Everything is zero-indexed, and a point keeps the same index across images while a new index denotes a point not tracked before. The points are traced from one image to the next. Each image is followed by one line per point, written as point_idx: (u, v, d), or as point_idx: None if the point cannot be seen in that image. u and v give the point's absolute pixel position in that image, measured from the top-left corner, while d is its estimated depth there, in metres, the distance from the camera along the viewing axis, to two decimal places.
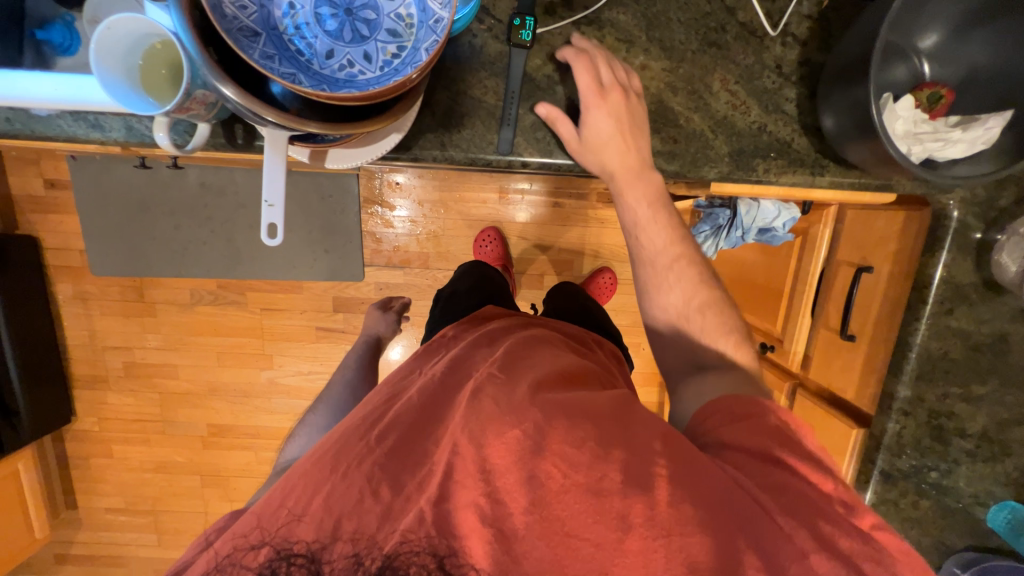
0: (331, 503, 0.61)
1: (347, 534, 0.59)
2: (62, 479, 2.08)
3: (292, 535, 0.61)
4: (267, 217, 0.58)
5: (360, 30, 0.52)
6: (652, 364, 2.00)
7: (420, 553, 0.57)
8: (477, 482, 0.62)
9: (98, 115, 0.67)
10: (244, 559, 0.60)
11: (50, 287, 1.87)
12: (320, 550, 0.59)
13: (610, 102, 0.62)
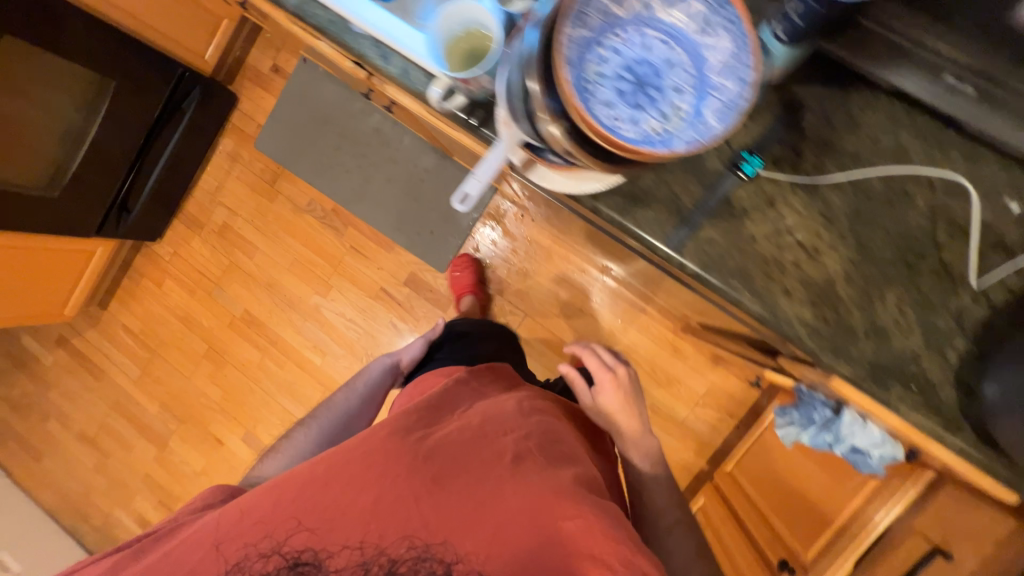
0: (365, 509, 0.74)
1: (356, 540, 0.73)
2: (114, 280, 2.28)
3: (304, 543, 0.73)
4: (466, 186, 0.67)
5: (642, 99, 0.55)
6: None
7: (421, 559, 0.72)
8: (455, 523, 0.74)
9: (389, 50, 0.79)
10: (250, 562, 0.72)
11: (218, 137, 2.17)
12: (330, 555, 0.72)
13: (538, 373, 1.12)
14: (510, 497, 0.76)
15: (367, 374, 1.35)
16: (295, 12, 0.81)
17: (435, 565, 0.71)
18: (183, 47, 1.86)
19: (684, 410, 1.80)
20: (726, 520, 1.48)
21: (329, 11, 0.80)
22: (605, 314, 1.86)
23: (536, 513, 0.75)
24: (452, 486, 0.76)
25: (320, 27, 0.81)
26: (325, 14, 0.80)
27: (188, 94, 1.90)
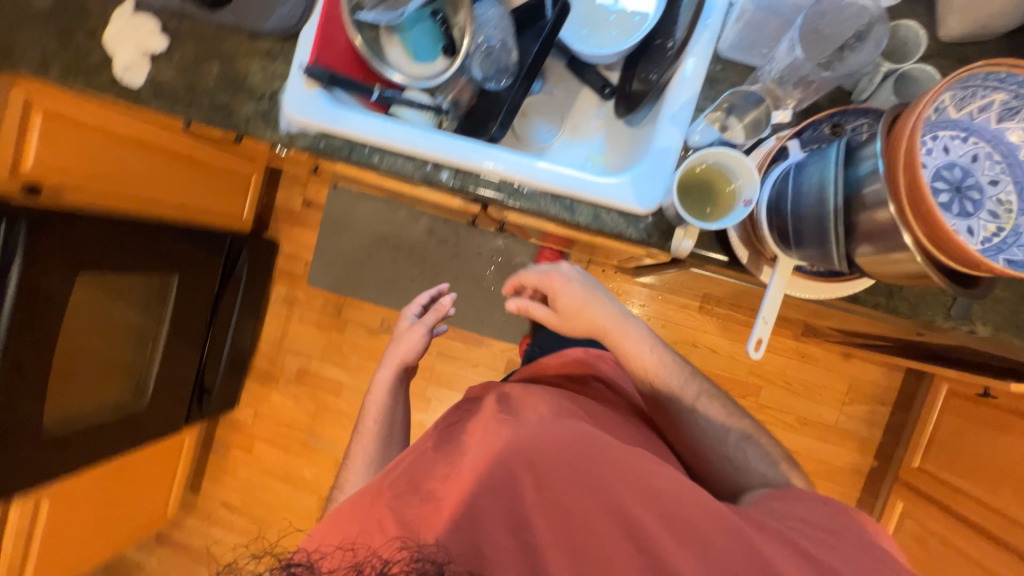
0: (354, 531, 0.61)
1: (351, 539, 0.60)
2: (200, 460, 2.18)
3: (312, 548, 0.60)
4: (761, 330, 0.61)
5: (967, 206, 0.52)
6: None
7: (416, 558, 0.55)
8: (493, 532, 0.59)
9: (575, 200, 0.76)
10: (247, 563, 0.58)
11: (270, 286, 2.11)
12: (328, 555, 0.58)
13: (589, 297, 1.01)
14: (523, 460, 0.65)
15: (371, 410, 1.11)
16: (453, 186, 0.81)
17: (430, 565, 0.55)
18: (223, 216, 1.80)
19: (834, 413, 1.72)
20: (921, 507, 1.46)
21: (495, 178, 0.78)
22: (722, 341, 1.78)
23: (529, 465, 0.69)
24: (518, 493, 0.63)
25: (488, 196, 0.80)
26: (489, 184, 0.79)
27: (237, 259, 1.84)
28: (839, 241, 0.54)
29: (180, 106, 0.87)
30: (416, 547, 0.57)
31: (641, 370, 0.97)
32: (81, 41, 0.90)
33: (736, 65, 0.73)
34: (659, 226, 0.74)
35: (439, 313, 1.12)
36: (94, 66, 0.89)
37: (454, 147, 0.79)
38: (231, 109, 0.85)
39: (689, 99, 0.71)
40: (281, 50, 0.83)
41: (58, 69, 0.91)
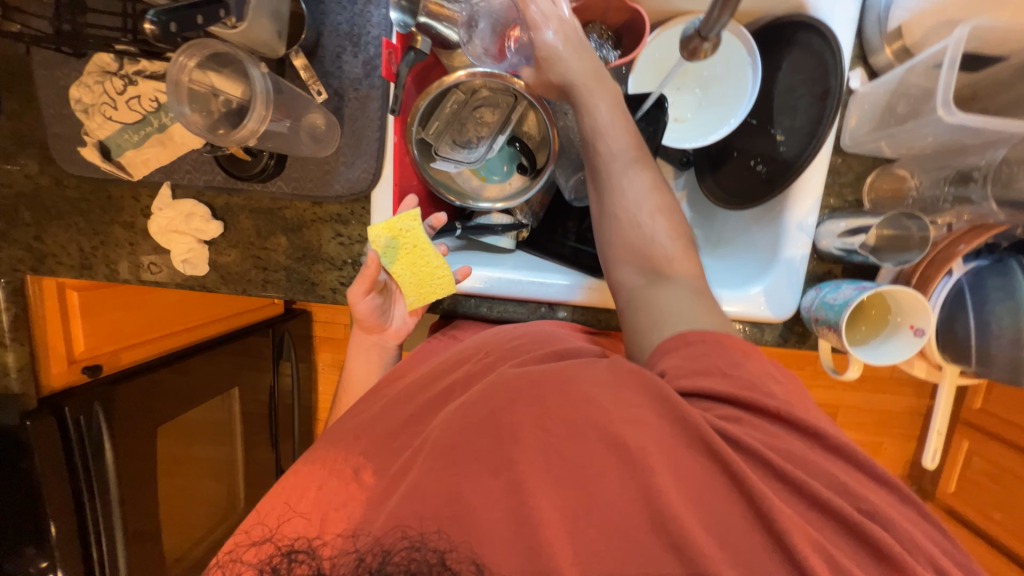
0: (320, 499, 0.57)
1: (350, 529, 0.54)
2: None
3: (298, 526, 0.56)
4: (936, 443, 0.63)
5: None
6: (898, 466, 1.74)
7: (415, 548, 0.51)
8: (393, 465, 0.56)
9: None
10: (243, 555, 0.55)
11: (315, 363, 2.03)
12: (323, 534, 0.54)
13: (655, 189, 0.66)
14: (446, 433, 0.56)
15: (354, 380, 0.81)
16: (573, 321, 0.78)
17: (432, 556, 0.50)
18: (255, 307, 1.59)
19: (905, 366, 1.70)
20: (988, 447, 1.49)
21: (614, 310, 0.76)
22: None
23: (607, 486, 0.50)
24: (451, 452, 0.54)
25: (613, 326, 0.78)
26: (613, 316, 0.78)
27: (282, 346, 1.65)
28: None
29: (254, 288, 0.80)
30: (415, 538, 0.51)
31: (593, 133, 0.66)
32: (119, 236, 0.82)
33: (860, 159, 0.66)
34: (794, 328, 0.72)
35: (366, 279, 0.68)
36: (142, 262, 0.82)
37: (573, 288, 0.75)
38: (312, 282, 0.79)
39: (815, 203, 0.67)
40: (352, 212, 0.76)
41: (103, 270, 0.83)
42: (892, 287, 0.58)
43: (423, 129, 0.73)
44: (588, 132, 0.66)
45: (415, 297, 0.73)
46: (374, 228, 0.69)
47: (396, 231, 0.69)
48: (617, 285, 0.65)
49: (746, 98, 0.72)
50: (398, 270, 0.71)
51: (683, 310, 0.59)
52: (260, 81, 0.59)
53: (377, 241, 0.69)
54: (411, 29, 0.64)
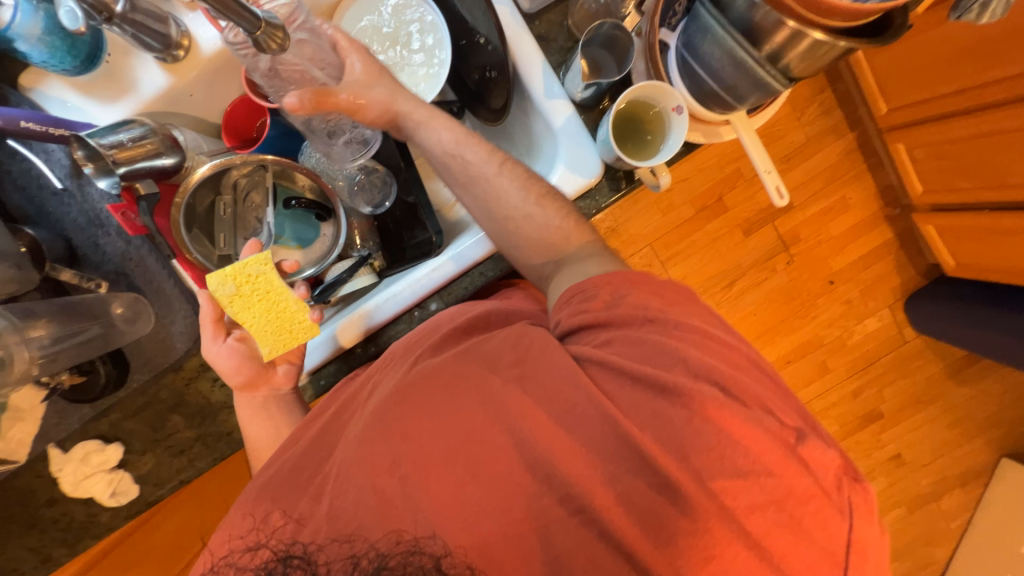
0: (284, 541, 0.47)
1: (342, 533, 0.46)
2: None
3: (288, 532, 0.48)
4: (773, 182, 0.63)
5: None
6: (871, 204, 1.73)
7: (411, 553, 0.44)
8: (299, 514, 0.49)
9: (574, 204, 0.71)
10: (239, 559, 0.47)
11: None
12: (321, 547, 0.45)
13: (502, 157, 0.66)
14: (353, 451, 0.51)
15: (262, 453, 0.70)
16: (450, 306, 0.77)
17: (429, 560, 0.44)
18: None
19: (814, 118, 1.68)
20: (917, 134, 1.48)
21: (471, 270, 0.76)
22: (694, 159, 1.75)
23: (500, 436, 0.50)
24: None
25: (482, 284, 0.77)
26: (473, 276, 0.77)
27: None
28: (780, 76, 0.53)
29: (186, 472, 0.81)
30: (412, 542, 0.45)
31: (426, 134, 0.66)
32: (50, 514, 0.82)
33: (552, 12, 0.68)
34: (617, 175, 0.71)
35: (213, 319, 0.69)
36: (86, 518, 0.82)
37: (420, 281, 0.73)
38: (227, 432, 0.80)
39: (544, 70, 0.68)
40: (210, 355, 0.77)
41: (61, 551, 0.83)
42: (633, 89, 0.61)
43: (214, 247, 0.75)
44: (446, 157, 0.66)
45: (272, 345, 0.66)
46: (215, 276, 0.62)
47: (245, 279, 0.63)
48: (528, 272, 0.67)
49: (444, 34, 0.75)
50: (246, 318, 0.64)
51: (575, 271, 0.62)
52: (3, 320, 0.65)
53: (220, 290, 0.63)
54: (125, 183, 0.66)
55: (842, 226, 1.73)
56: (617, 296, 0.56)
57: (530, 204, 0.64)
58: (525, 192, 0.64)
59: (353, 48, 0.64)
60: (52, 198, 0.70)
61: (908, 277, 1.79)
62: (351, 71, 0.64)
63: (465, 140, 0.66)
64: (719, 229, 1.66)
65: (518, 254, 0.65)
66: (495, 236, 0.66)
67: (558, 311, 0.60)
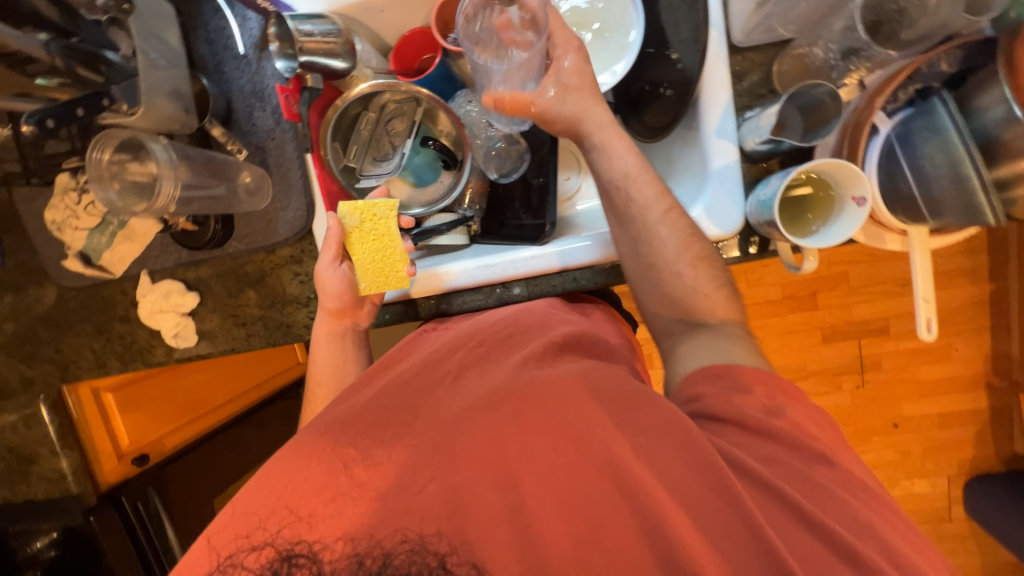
0: (305, 490, 0.47)
1: (349, 526, 0.44)
2: None
3: (292, 531, 0.45)
4: (925, 312, 0.57)
5: None
6: (975, 364, 1.56)
7: (416, 550, 0.43)
8: (355, 445, 0.50)
9: None
10: (245, 560, 0.44)
11: None
12: (326, 546, 0.44)
13: (671, 201, 0.62)
14: (444, 421, 0.51)
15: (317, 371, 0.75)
16: (531, 297, 0.76)
17: (432, 559, 0.43)
18: None
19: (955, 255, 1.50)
20: None
21: (567, 272, 0.74)
22: None
23: (560, 460, 0.47)
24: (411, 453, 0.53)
25: (571, 290, 0.75)
26: (566, 278, 0.75)
27: None
28: (1000, 211, 0.48)
29: (240, 343, 0.86)
30: (416, 541, 0.43)
31: (599, 158, 0.63)
32: (120, 329, 0.90)
33: (760, 51, 0.64)
34: (750, 239, 0.68)
35: (336, 243, 0.71)
36: (145, 345, 0.89)
37: (517, 262, 0.73)
38: (287, 324, 0.84)
39: (726, 107, 0.65)
40: (302, 250, 0.81)
41: (115, 363, 0.92)
42: (822, 164, 0.55)
43: (343, 156, 0.77)
44: (612, 186, 0.62)
45: (368, 283, 0.71)
46: (346, 205, 0.70)
47: (369, 215, 0.71)
48: (653, 324, 0.64)
49: (635, 35, 0.71)
50: (357, 251, 0.71)
51: (705, 347, 0.57)
52: (163, 153, 0.69)
53: (347, 218, 0.71)
54: (298, 71, 0.69)
55: (932, 374, 1.57)
56: (774, 404, 0.51)
57: (683, 263, 0.60)
58: (684, 247, 0.60)
59: (569, 49, 0.63)
60: (232, 59, 0.75)
61: (986, 455, 1.60)
62: (559, 69, 0.63)
63: (638, 174, 0.61)
64: (801, 325, 1.56)
65: (652, 305, 0.63)
66: (634, 279, 0.63)
67: (690, 379, 0.55)
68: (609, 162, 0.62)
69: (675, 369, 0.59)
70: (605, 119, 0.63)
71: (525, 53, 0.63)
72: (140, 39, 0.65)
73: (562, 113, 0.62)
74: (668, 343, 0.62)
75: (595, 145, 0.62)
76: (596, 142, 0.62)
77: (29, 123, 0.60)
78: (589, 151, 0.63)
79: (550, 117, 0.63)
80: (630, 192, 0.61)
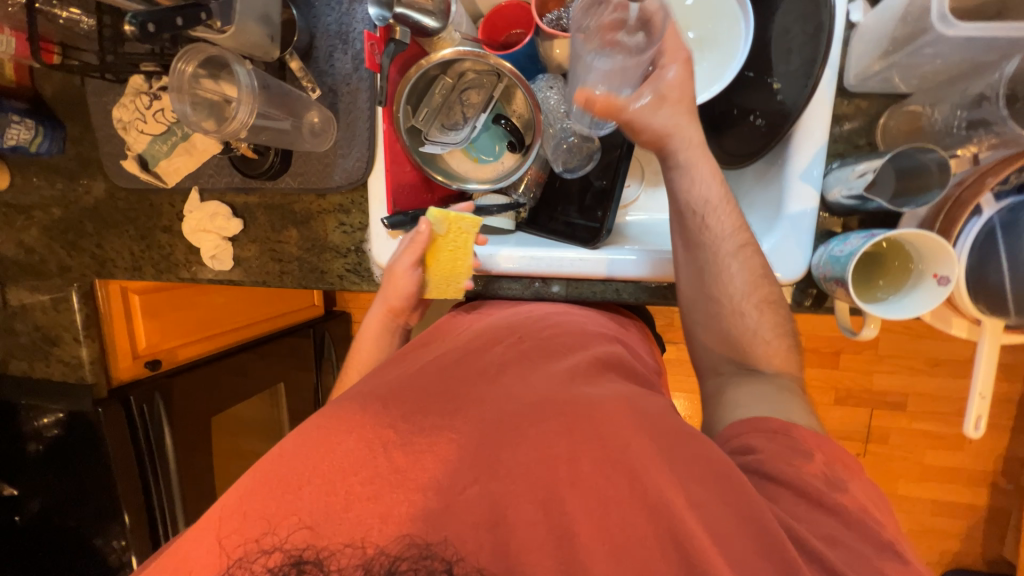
0: (323, 449, 0.46)
1: (367, 517, 0.42)
2: None
3: (303, 535, 0.42)
4: (977, 409, 0.55)
5: None
6: (985, 461, 1.51)
7: (423, 557, 0.41)
8: (395, 427, 0.48)
9: None
10: (255, 565, 0.41)
11: None
12: (335, 554, 0.41)
13: (746, 238, 0.60)
14: (488, 419, 0.49)
15: (357, 357, 0.76)
16: (568, 298, 0.75)
17: (440, 566, 0.40)
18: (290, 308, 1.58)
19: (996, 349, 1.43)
20: None
21: (609, 283, 0.73)
22: None
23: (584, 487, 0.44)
24: None
25: (609, 300, 0.74)
26: (607, 288, 0.73)
27: (322, 345, 1.67)
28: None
29: (272, 279, 0.86)
30: (424, 546, 0.41)
31: (680, 179, 0.60)
32: (162, 240, 0.91)
33: (868, 100, 0.61)
34: (807, 290, 0.65)
35: (418, 248, 0.70)
36: (181, 260, 0.91)
37: (563, 261, 0.71)
38: (322, 271, 0.84)
39: (819, 151, 0.61)
40: (352, 202, 0.81)
41: (150, 270, 0.94)
42: (909, 234, 0.52)
43: (413, 116, 0.75)
44: (689, 211, 0.60)
45: (434, 288, 0.73)
46: (438, 215, 0.69)
47: (456, 229, 0.70)
48: (702, 358, 0.63)
49: (739, 51, 0.68)
50: (436, 257, 0.71)
51: (750, 392, 0.56)
52: (246, 78, 0.67)
53: (435, 225, 0.70)
54: (390, 21, 0.67)
55: (939, 461, 1.52)
56: (833, 474, 0.48)
57: (748, 304, 0.59)
58: (752, 288, 0.59)
59: (675, 58, 0.60)
60: None
61: (972, 553, 1.56)
62: (660, 78, 0.60)
63: (717, 204, 0.59)
64: (817, 382, 1.52)
65: (704, 337, 0.62)
66: (691, 309, 0.62)
67: (740, 428, 0.53)
68: (690, 186, 0.60)
69: (724, 417, 0.57)
70: (695, 140, 0.60)
71: (625, 61, 0.62)
72: None
73: (654, 126, 0.59)
74: (713, 382, 0.61)
75: (680, 166, 0.60)
76: (681, 162, 0.60)
77: (130, 23, 0.58)
78: (671, 170, 0.61)
79: (643, 129, 0.60)
80: (704, 221, 0.59)
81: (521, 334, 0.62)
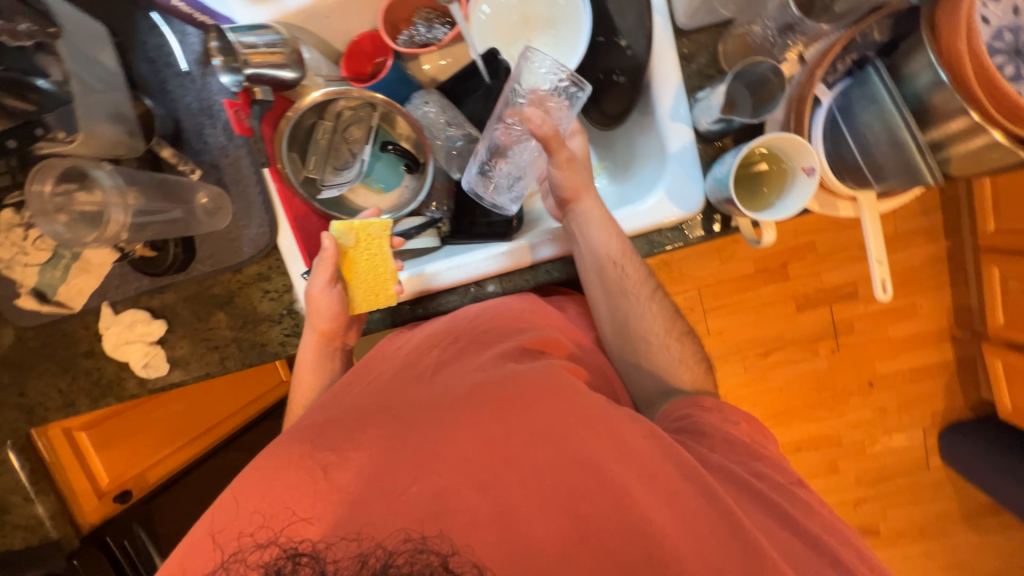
0: (291, 503, 0.46)
1: (347, 527, 0.45)
2: None
3: (300, 528, 0.45)
4: (880, 273, 0.60)
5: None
6: (940, 318, 1.62)
7: (419, 551, 0.43)
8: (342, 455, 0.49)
9: (673, 228, 0.68)
10: (249, 557, 0.44)
11: None
12: (331, 546, 0.44)
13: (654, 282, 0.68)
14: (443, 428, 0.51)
15: (300, 389, 0.75)
16: (505, 292, 0.76)
17: (435, 559, 0.43)
18: None
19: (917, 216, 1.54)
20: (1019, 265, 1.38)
21: (539, 265, 0.74)
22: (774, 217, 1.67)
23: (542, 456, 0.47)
24: None
25: (543, 281, 0.76)
26: (537, 272, 0.75)
27: None
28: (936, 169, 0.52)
29: (215, 368, 0.83)
30: (419, 541, 0.44)
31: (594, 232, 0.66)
32: (87, 365, 0.86)
33: (704, 33, 0.66)
34: (713, 217, 0.68)
35: (330, 263, 0.68)
36: (114, 379, 0.86)
37: (489, 259, 0.72)
38: (261, 344, 0.82)
39: (678, 91, 0.66)
40: (270, 267, 0.79)
41: (84, 402, 0.88)
42: (773, 138, 0.57)
43: (303, 167, 0.76)
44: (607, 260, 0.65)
45: (361, 301, 0.71)
46: (341, 224, 0.69)
47: (365, 236, 0.70)
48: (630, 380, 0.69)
49: (583, 25, 0.73)
50: (352, 270, 0.70)
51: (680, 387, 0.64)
52: (108, 179, 0.68)
53: (341, 236, 0.69)
54: (246, 85, 0.67)
55: (902, 331, 1.63)
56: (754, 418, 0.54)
57: (668, 340, 0.67)
58: (669, 326, 0.67)
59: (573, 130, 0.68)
60: (174, 77, 0.73)
61: (956, 404, 1.68)
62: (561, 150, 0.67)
63: (627, 249, 0.66)
64: (776, 297, 1.60)
65: (636, 372, 0.68)
66: (622, 347, 0.68)
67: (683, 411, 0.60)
68: (601, 236, 0.65)
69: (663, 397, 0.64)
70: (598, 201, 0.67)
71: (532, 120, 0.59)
72: (70, 62, 0.64)
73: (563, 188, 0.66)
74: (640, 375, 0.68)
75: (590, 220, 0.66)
76: (591, 217, 0.66)
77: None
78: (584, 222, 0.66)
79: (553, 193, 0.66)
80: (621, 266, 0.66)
81: (462, 335, 0.62)
